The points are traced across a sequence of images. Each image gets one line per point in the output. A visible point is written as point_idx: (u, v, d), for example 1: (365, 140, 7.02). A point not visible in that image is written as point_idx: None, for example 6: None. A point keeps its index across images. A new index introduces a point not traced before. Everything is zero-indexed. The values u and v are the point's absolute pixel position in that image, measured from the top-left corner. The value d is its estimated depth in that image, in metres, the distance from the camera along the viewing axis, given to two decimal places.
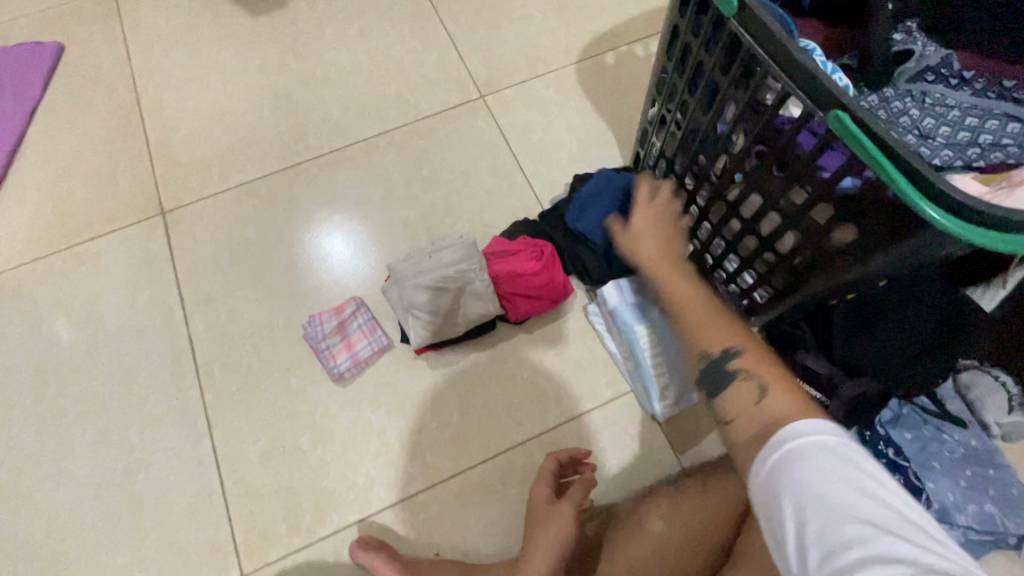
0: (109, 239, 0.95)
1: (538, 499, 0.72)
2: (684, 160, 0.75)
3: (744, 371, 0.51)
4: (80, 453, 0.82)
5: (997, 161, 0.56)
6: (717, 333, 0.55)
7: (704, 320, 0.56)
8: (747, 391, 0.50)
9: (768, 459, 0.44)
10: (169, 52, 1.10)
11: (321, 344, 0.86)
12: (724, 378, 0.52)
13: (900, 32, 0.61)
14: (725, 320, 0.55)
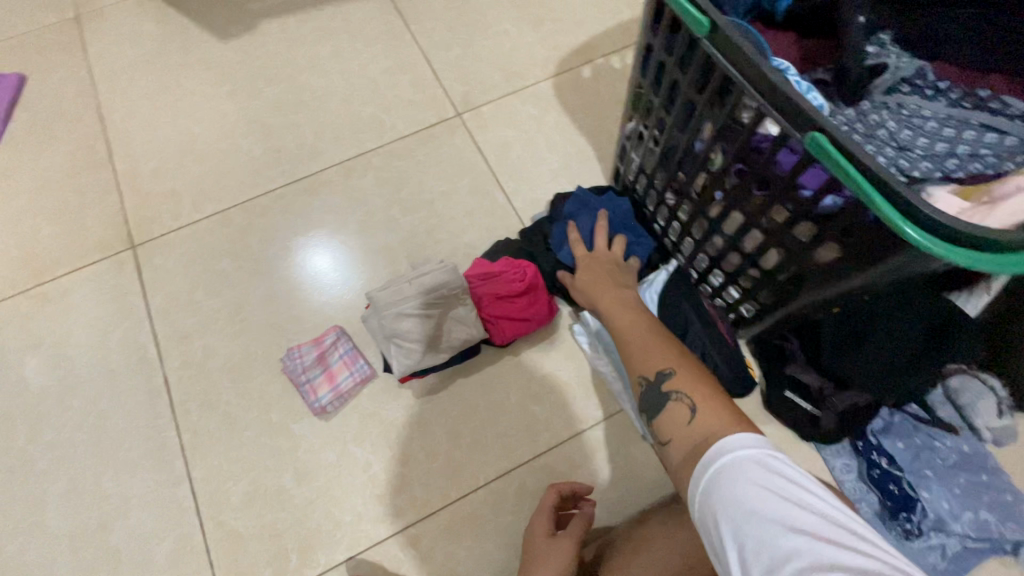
0: (77, 276, 0.92)
1: (537, 535, 0.70)
2: (664, 176, 0.74)
3: (679, 393, 0.57)
4: (52, 504, 0.79)
5: (976, 171, 0.55)
6: (654, 360, 0.62)
7: (642, 347, 0.65)
8: (681, 407, 0.55)
9: (707, 478, 0.46)
10: (136, 81, 1.08)
11: (302, 377, 0.84)
12: (658, 396, 0.58)
13: (873, 45, 0.62)
14: (661, 349, 0.63)
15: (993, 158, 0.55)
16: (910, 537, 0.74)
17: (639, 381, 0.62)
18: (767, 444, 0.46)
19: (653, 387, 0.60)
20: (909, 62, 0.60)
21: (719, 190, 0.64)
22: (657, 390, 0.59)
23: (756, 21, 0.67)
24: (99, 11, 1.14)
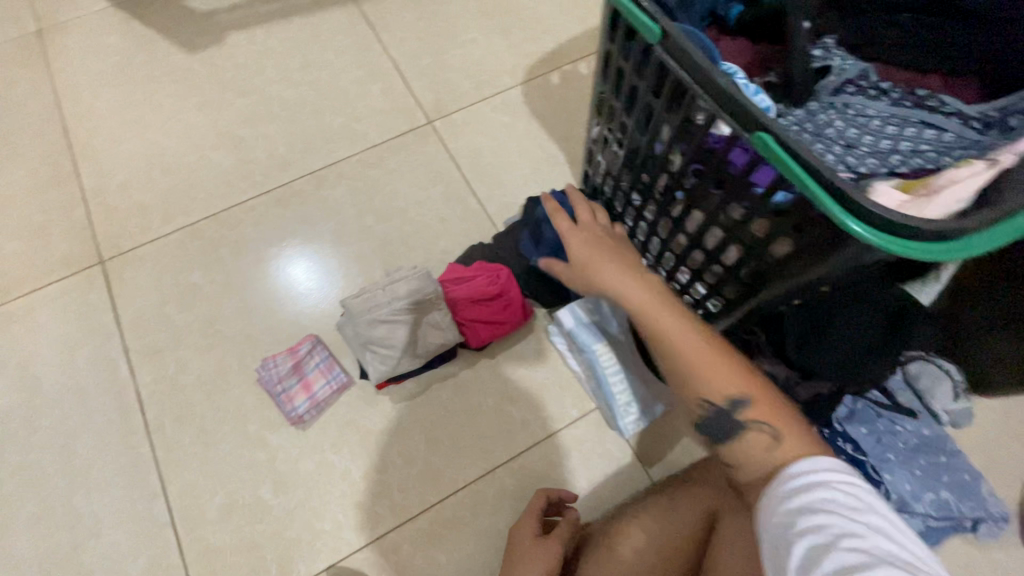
0: (44, 293, 0.90)
1: (523, 535, 0.70)
2: (630, 177, 0.76)
3: (760, 421, 0.53)
4: (21, 526, 0.77)
5: (918, 166, 0.57)
6: (726, 383, 0.54)
7: (709, 368, 0.55)
8: (763, 438, 0.52)
9: (779, 491, 0.48)
10: (102, 95, 1.07)
11: (277, 387, 0.83)
12: (732, 423, 0.54)
13: (819, 49, 0.66)
14: (729, 367, 0.55)
15: (935, 151, 0.57)
16: None
17: (703, 405, 0.55)
18: (849, 473, 0.47)
19: (724, 414, 0.54)
20: (853, 66, 0.64)
21: (680, 189, 0.66)
22: (732, 417, 0.54)
23: (711, 26, 0.71)
24: (61, 25, 1.13)
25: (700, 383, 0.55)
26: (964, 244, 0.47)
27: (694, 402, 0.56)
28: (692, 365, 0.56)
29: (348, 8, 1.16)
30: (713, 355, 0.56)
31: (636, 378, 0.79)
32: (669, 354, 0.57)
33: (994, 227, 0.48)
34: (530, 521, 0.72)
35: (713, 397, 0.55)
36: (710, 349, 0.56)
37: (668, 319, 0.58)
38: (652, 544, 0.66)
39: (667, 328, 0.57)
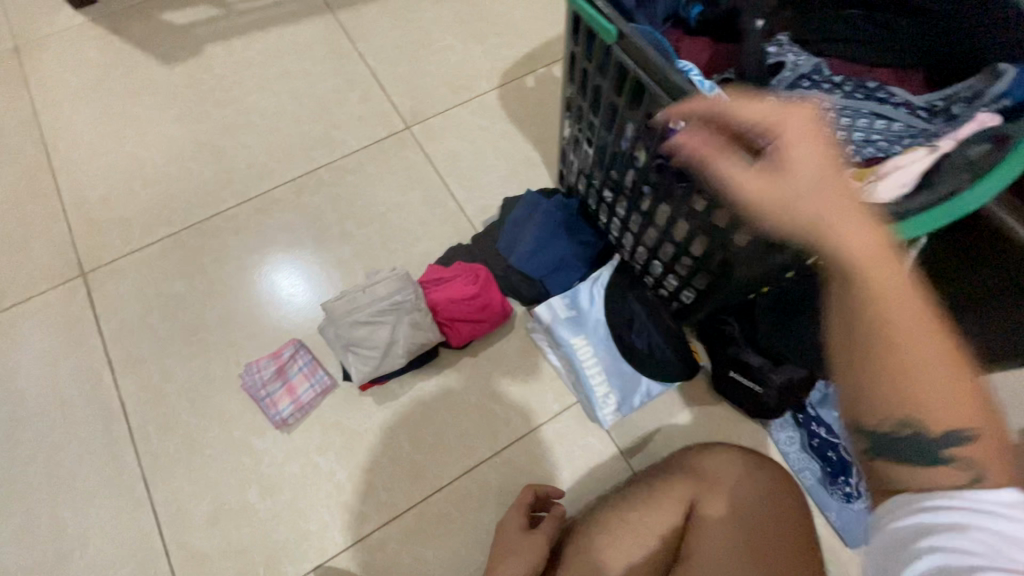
0: (26, 306, 0.90)
1: (510, 532, 0.72)
2: (601, 175, 0.78)
3: (961, 457, 0.35)
4: (7, 539, 0.77)
5: (870, 155, 0.59)
6: (942, 402, 0.35)
7: (932, 376, 0.34)
8: (956, 479, 0.35)
9: (924, 506, 0.36)
10: (81, 109, 1.07)
11: (262, 392, 0.84)
12: (923, 451, 0.36)
13: (774, 45, 0.67)
14: (953, 382, 0.35)
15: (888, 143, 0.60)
16: (851, 500, 0.79)
17: (890, 423, 0.36)
18: None
19: (921, 439, 0.35)
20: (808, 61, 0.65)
21: (648, 184, 0.69)
22: (928, 446, 0.35)
23: (673, 26, 0.73)
24: (38, 41, 1.13)
25: (904, 394, 0.35)
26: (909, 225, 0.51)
27: (876, 416, 0.37)
28: (903, 370, 0.35)
29: (325, 18, 1.18)
30: (937, 370, 0.34)
31: (610, 367, 0.83)
32: (872, 342, 0.35)
33: (942, 209, 0.52)
34: (517, 519, 0.74)
35: (915, 413, 0.35)
36: (935, 357, 0.34)
37: (885, 291, 0.35)
38: (631, 530, 0.65)
39: (877, 295, 0.35)
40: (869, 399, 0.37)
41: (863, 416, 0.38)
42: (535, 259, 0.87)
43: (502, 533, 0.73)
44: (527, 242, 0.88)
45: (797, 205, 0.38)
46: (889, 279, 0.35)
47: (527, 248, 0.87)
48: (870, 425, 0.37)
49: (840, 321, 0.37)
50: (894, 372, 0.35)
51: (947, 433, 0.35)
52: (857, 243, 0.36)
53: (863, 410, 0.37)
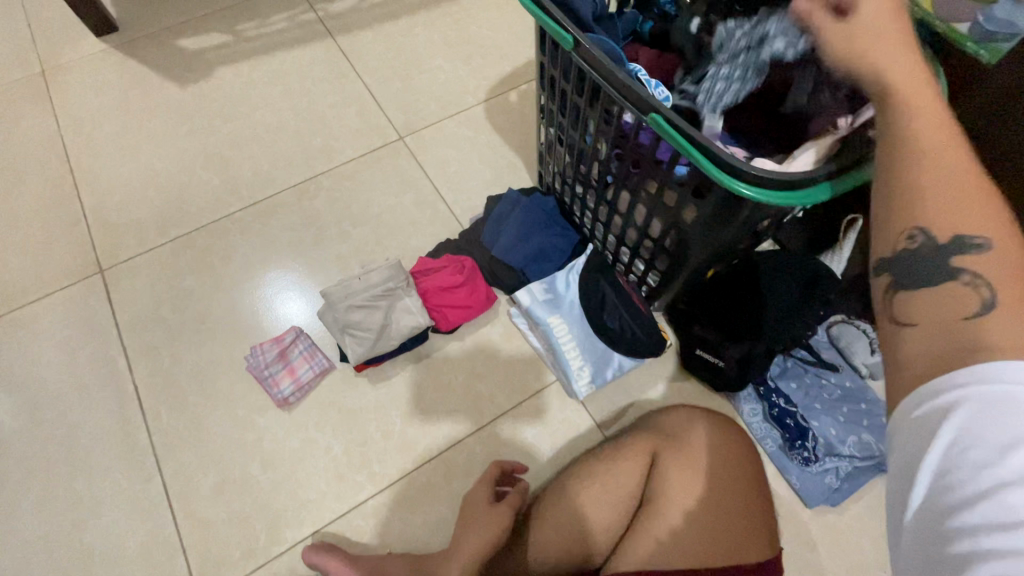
0: (47, 301, 0.98)
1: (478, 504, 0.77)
2: (572, 171, 0.88)
3: (977, 274, 0.35)
4: (27, 511, 0.83)
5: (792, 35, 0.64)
6: (964, 210, 0.36)
7: (956, 208, 0.36)
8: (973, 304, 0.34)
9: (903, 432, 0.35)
10: (100, 125, 1.17)
11: (265, 372, 0.91)
12: (920, 272, 0.37)
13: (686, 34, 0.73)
14: (970, 195, 0.36)
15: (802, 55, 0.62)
16: (809, 463, 0.85)
17: (909, 236, 0.38)
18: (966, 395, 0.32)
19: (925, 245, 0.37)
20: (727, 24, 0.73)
21: (610, 174, 0.77)
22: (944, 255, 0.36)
23: (631, 40, 0.83)
24: (63, 66, 1.24)
25: (910, 192, 0.37)
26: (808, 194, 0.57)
27: (897, 226, 0.38)
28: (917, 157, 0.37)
29: (326, 43, 1.29)
30: (950, 161, 0.36)
31: (584, 346, 0.90)
32: (900, 123, 0.39)
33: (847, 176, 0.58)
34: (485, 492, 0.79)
35: (935, 222, 0.36)
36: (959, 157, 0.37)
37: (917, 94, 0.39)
38: (598, 485, 0.74)
39: (899, 85, 0.39)
40: (885, 199, 0.39)
41: (889, 238, 0.39)
42: (515, 251, 0.95)
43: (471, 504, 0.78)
44: (507, 234, 0.97)
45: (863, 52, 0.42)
46: (914, 75, 0.40)
47: (507, 240, 0.96)
48: (887, 251, 0.39)
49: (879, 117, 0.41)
50: (903, 152, 0.38)
51: (955, 240, 0.36)
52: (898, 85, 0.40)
53: (882, 235, 0.40)
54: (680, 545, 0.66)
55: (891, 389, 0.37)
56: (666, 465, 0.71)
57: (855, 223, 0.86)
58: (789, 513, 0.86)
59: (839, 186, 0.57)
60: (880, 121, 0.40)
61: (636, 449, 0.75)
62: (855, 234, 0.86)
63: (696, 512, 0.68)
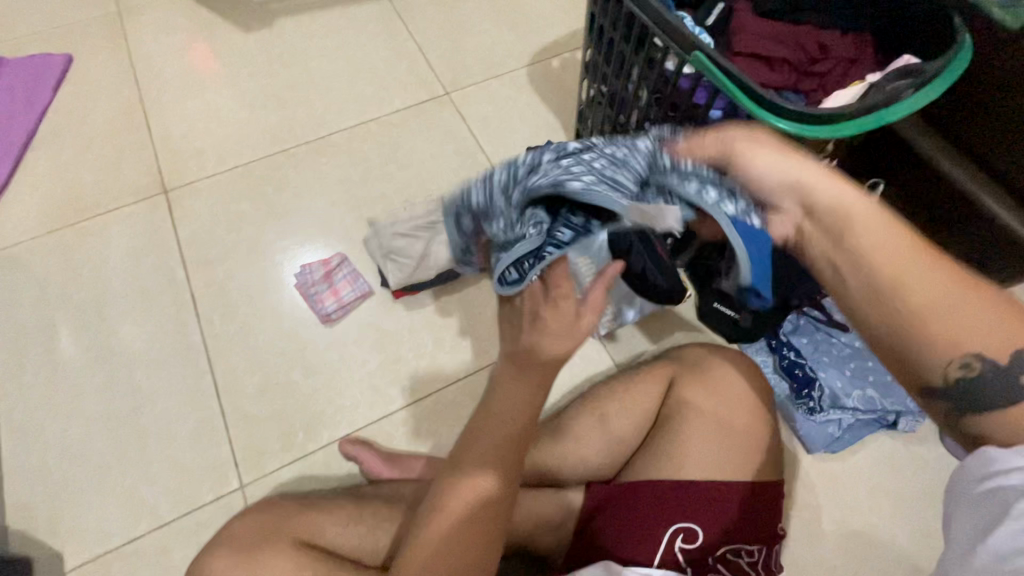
0: (116, 214, 1.07)
1: (555, 318, 0.57)
2: (611, 124, 0.94)
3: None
4: (91, 393, 0.92)
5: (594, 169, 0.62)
6: (995, 329, 0.42)
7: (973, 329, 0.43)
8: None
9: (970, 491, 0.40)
10: (169, 62, 1.26)
11: (311, 290, 0.99)
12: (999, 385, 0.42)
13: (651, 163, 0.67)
14: (974, 303, 0.43)
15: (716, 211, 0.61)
16: (813, 413, 0.90)
17: (961, 365, 0.43)
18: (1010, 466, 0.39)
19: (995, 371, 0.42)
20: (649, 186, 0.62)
21: (647, 121, 0.83)
22: (1003, 375, 0.42)
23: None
24: (138, 7, 1.33)
25: (945, 324, 0.43)
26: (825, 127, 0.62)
27: (945, 355, 0.44)
28: (931, 293, 0.44)
29: (382, 3, 1.36)
30: (946, 296, 0.43)
31: (610, 287, 0.96)
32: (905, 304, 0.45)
33: (854, 120, 0.62)
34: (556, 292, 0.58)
35: (973, 351, 0.43)
36: (945, 272, 0.44)
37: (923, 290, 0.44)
38: (616, 406, 0.81)
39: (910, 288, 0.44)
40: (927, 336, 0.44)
41: (933, 371, 0.44)
42: None
43: (539, 320, 0.58)
44: None
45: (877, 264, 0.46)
46: (902, 260, 0.46)
47: None
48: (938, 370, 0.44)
49: (849, 253, 0.48)
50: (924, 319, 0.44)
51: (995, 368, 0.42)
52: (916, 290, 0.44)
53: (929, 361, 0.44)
54: (691, 460, 0.71)
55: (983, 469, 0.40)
56: (682, 390, 0.78)
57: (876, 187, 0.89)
58: (790, 457, 0.91)
59: (849, 127, 0.63)
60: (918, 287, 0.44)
61: (654, 378, 0.82)
62: None
63: (710, 430, 0.73)
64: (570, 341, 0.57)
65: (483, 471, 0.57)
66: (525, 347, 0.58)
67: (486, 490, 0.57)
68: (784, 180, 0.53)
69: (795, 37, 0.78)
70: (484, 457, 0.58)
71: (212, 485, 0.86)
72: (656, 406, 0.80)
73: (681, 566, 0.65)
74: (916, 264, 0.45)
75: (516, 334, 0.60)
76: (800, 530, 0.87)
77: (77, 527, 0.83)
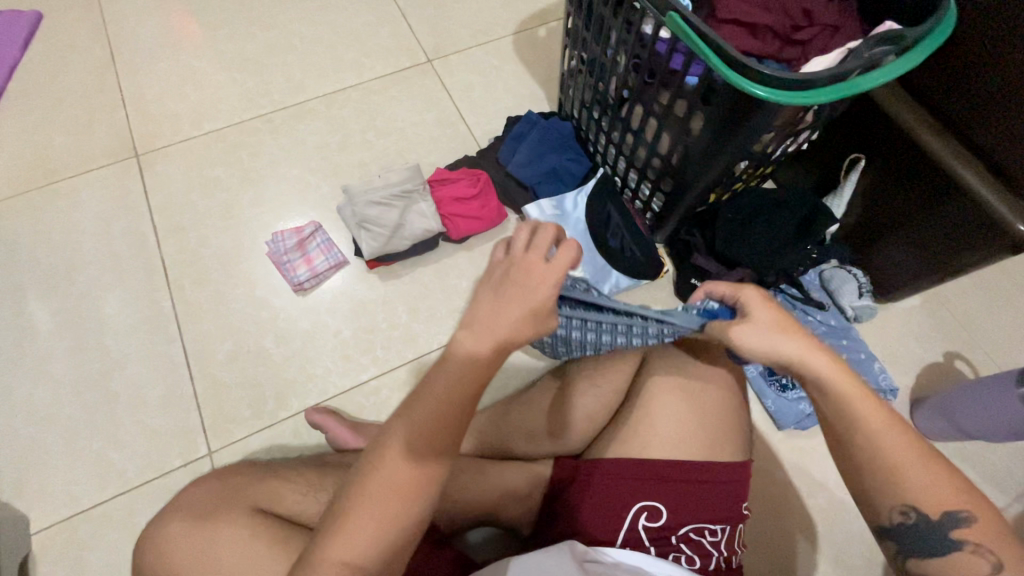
0: (86, 177, 1.04)
1: (536, 287, 0.50)
2: (591, 93, 0.91)
3: (973, 542, 0.48)
4: (59, 358, 0.91)
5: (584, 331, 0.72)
6: (934, 489, 0.49)
7: (913, 490, 0.49)
8: (975, 565, 0.47)
9: None
10: (142, 20, 1.21)
11: (284, 258, 0.97)
12: (934, 539, 0.49)
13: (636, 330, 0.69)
14: (913, 472, 0.50)
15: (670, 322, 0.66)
16: (785, 390, 0.90)
17: (902, 512, 0.50)
18: None
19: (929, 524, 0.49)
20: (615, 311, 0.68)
21: (626, 89, 0.81)
22: (937, 526, 0.49)
23: None
24: None
25: (891, 482, 0.50)
26: (800, 94, 0.60)
27: (890, 503, 0.50)
28: (887, 458, 0.50)
29: None
30: (896, 462, 0.50)
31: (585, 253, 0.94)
32: (863, 460, 0.51)
33: (833, 86, 0.61)
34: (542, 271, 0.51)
35: (911, 502, 0.49)
36: (900, 438, 0.51)
37: (874, 452, 0.51)
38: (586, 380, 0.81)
39: (865, 450, 0.51)
40: (873, 489, 0.51)
41: (879, 514, 0.51)
42: (528, 169, 1.00)
43: (516, 288, 0.50)
44: (522, 152, 1.01)
45: (842, 424, 0.52)
46: (866, 421, 0.52)
47: (522, 155, 1.01)
48: (885, 522, 0.51)
49: (830, 412, 0.54)
50: (875, 479, 0.51)
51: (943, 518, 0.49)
52: (875, 454, 0.51)
53: (878, 510, 0.51)
54: (658, 435, 0.70)
55: None
56: (653, 367, 0.77)
57: (859, 162, 0.87)
58: (760, 434, 0.91)
59: (826, 94, 0.61)
60: (869, 452, 0.51)
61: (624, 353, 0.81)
62: (855, 176, 0.88)
63: (677, 407, 0.72)
64: (543, 315, 0.50)
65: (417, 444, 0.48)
66: (494, 315, 0.49)
67: (421, 466, 0.48)
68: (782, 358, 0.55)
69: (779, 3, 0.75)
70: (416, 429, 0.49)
71: (180, 451, 0.85)
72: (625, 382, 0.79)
73: (646, 545, 0.65)
74: (877, 428, 0.51)
75: (486, 295, 0.51)
76: (767, 506, 0.87)
77: (45, 491, 0.83)
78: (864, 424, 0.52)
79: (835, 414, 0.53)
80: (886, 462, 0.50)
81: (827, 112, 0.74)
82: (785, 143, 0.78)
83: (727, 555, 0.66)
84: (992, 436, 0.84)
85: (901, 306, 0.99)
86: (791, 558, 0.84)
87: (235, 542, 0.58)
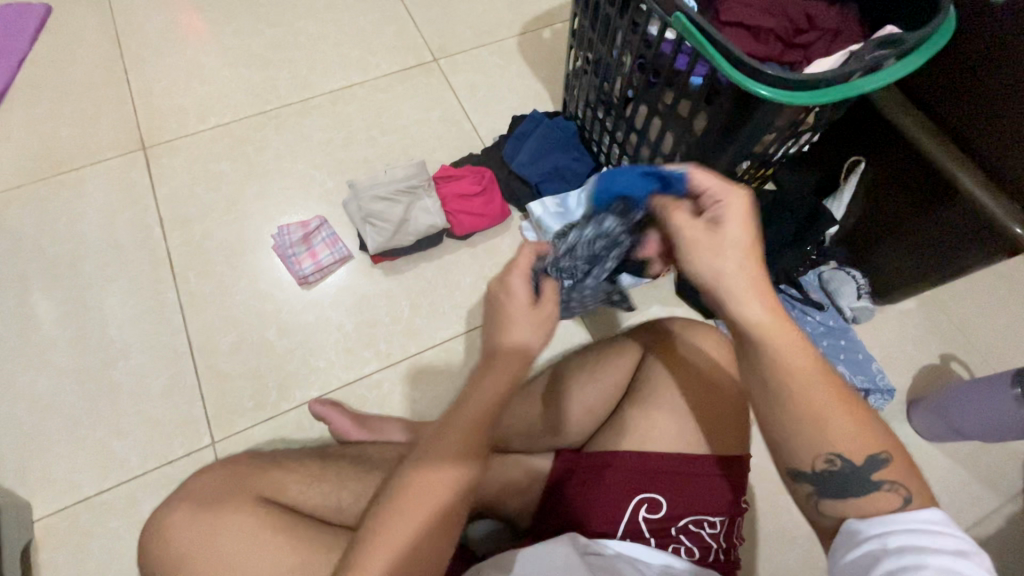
0: (93, 168, 1.05)
1: (517, 305, 0.60)
2: (595, 93, 0.93)
3: (891, 481, 0.48)
4: (63, 346, 0.91)
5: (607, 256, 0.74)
6: (856, 433, 0.48)
7: (837, 435, 0.48)
8: (891, 501, 0.47)
9: (862, 553, 0.46)
10: (151, 16, 1.22)
11: (289, 251, 0.98)
12: (857, 483, 0.48)
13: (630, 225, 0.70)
14: (841, 415, 0.49)
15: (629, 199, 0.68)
16: None
17: (827, 459, 0.49)
18: (857, 526, 0.48)
19: (852, 468, 0.48)
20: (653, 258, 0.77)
21: (631, 88, 0.83)
22: (860, 470, 0.48)
23: None
24: None
25: (820, 427, 0.48)
26: (802, 94, 0.62)
27: (816, 449, 0.49)
28: (815, 404, 0.48)
29: None
30: (823, 406, 0.48)
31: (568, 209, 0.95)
32: (790, 404, 0.49)
33: (836, 87, 0.62)
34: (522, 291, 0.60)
35: (837, 448, 0.48)
36: (828, 384, 0.49)
37: (800, 392, 0.49)
38: (588, 375, 0.81)
39: (794, 392, 0.49)
40: (798, 438, 0.49)
41: (803, 461, 0.50)
42: (532, 168, 1.01)
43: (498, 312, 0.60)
44: (526, 152, 1.03)
45: (773, 362, 0.49)
46: (798, 359, 0.49)
47: (526, 155, 1.02)
48: (806, 467, 0.50)
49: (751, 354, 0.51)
50: (800, 424, 0.49)
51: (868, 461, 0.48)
52: (806, 398, 0.48)
53: (802, 457, 0.50)
54: (659, 428, 0.70)
55: (850, 538, 0.48)
56: (654, 360, 0.77)
57: (858, 166, 0.88)
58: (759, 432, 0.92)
59: (827, 96, 0.62)
60: (791, 398, 0.49)
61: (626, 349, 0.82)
62: (855, 178, 0.88)
63: (677, 401, 0.72)
64: (535, 326, 0.59)
65: (446, 470, 0.56)
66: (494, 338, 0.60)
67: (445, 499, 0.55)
68: (731, 277, 0.51)
69: (781, 8, 0.77)
70: (444, 454, 0.57)
71: (182, 440, 0.86)
72: (626, 378, 0.80)
73: (647, 537, 0.66)
74: (808, 369, 0.49)
75: (486, 325, 0.61)
76: (766, 502, 0.88)
77: (46, 478, 0.83)
78: (792, 362, 0.49)
79: (766, 352, 0.50)
80: (812, 403, 0.49)
81: (828, 114, 0.76)
82: (786, 144, 0.79)
83: (726, 547, 0.67)
84: (988, 435, 0.84)
85: (898, 308, 1.00)
86: (788, 554, 0.85)
87: (240, 528, 0.58)
